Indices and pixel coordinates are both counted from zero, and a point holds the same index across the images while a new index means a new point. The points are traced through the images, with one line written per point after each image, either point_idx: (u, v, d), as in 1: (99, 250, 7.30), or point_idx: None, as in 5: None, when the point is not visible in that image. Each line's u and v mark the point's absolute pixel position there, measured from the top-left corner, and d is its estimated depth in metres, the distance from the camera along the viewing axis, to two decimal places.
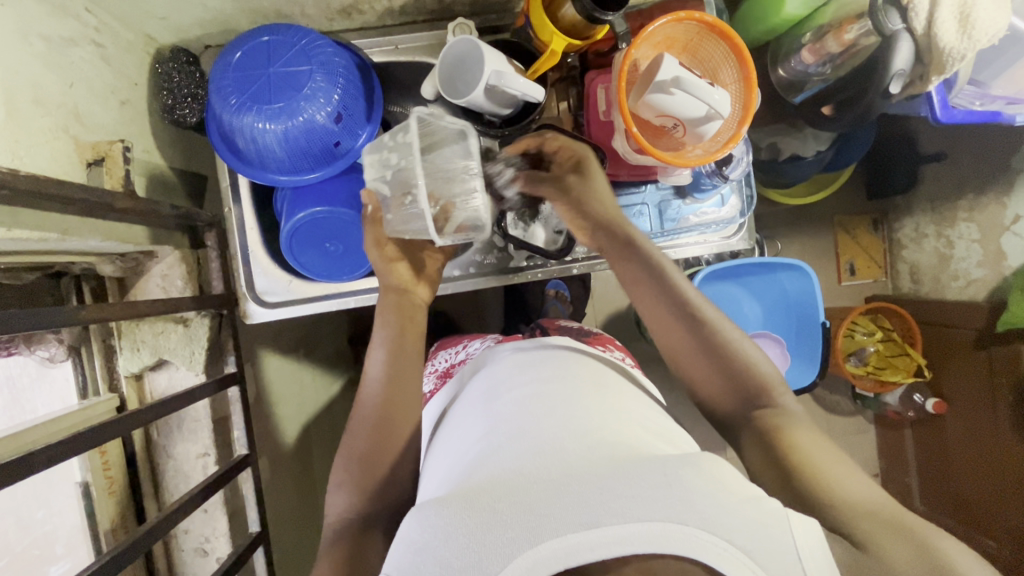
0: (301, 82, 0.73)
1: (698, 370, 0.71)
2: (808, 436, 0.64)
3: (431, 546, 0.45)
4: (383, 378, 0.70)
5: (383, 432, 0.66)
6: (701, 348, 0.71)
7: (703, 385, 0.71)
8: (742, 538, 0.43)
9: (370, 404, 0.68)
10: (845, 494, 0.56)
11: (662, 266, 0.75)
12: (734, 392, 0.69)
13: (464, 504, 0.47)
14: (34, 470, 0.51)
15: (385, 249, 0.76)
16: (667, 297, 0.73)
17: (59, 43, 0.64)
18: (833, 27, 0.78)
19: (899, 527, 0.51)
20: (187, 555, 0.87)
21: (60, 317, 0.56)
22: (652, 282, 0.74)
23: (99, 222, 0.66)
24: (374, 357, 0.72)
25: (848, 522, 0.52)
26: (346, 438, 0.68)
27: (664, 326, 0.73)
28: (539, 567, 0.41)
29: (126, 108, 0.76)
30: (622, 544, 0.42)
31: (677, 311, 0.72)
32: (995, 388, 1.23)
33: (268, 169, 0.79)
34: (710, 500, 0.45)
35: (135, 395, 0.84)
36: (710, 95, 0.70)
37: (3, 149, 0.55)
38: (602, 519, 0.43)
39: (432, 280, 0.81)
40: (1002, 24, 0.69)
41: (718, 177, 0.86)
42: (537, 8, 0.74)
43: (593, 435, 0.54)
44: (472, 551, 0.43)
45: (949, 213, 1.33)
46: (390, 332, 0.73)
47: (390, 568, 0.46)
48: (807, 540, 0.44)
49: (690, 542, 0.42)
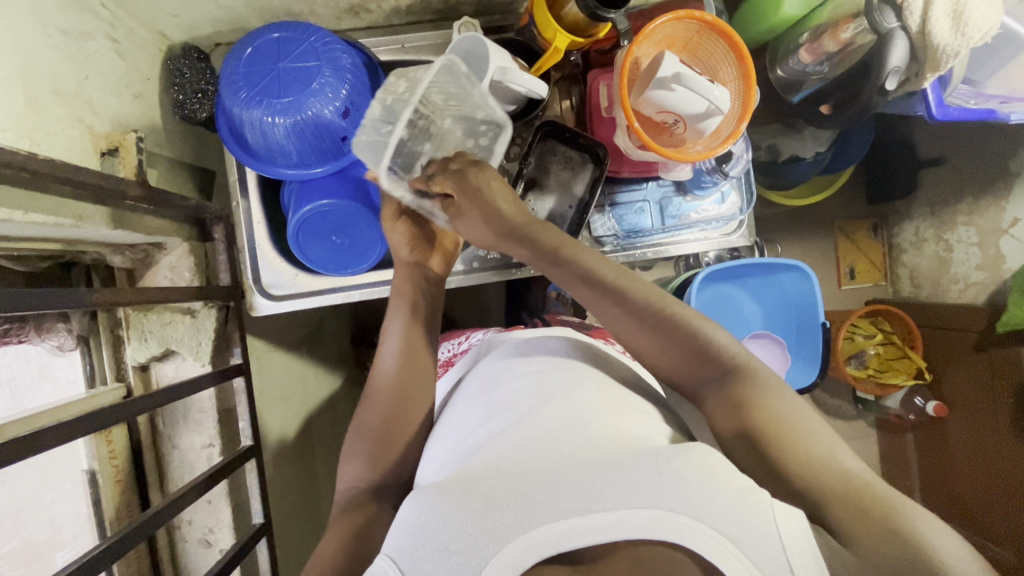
0: (309, 78, 0.75)
1: (655, 353, 0.64)
2: (787, 394, 0.58)
3: (427, 529, 0.45)
4: (398, 354, 0.72)
5: (399, 406, 0.69)
6: (647, 327, 0.64)
7: (663, 364, 0.64)
8: (732, 527, 0.42)
9: (386, 377, 0.71)
10: (819, 468, 0.51)
11: (591, 266, 0.68)
12: (695, 365, 0.62)
13: (462, 487, 0.48)
14: (44, 447, 0.52)
15: (396, 223, 0.77)
16: (600, 293, 0.66)
17: (77, 36, 0.66)
18: (830, 27, 0.80)
19: (877, 512, 0.47)
20: (191, 546, 0.88)
21: (74, 298, 0.57)
22: (584, 287, 0.67)
23: (111, 211, 0.68)
24: (391, 331, 0.74)
25: (824, 512, 0.49)
26: (360, 411, 0.70)
27: (606, 318, 0.66)
28: (531, 551, 0.43)
29: (138, 102, 0.78)
30: (613, 530, 0.43)
31: (611, 301, 0.65)
32: (995, 389, 1.24)
33: (276, 163, 0.81)
34: (701, 491, 0.44)
35: (141, 384, 0.85)
36: (710, 90, 0.72)
37: (22, 137, 0.57)
38: (594, 505, 0.44)
39: (448, 253, 0.81)
40: (994, 21, 0.72)
41: (718, 174, 0.88)
42: (541, 7, 0.75)
43: (588, 428, 0.54)
44: (468, 534, 0.44)
45: (948, 217, 1.34)
46: (404, 308, 0.75)
47: (387, 548, 0.47)
48: (792, 532, 0.43)
49: (680, 530, 0.42)
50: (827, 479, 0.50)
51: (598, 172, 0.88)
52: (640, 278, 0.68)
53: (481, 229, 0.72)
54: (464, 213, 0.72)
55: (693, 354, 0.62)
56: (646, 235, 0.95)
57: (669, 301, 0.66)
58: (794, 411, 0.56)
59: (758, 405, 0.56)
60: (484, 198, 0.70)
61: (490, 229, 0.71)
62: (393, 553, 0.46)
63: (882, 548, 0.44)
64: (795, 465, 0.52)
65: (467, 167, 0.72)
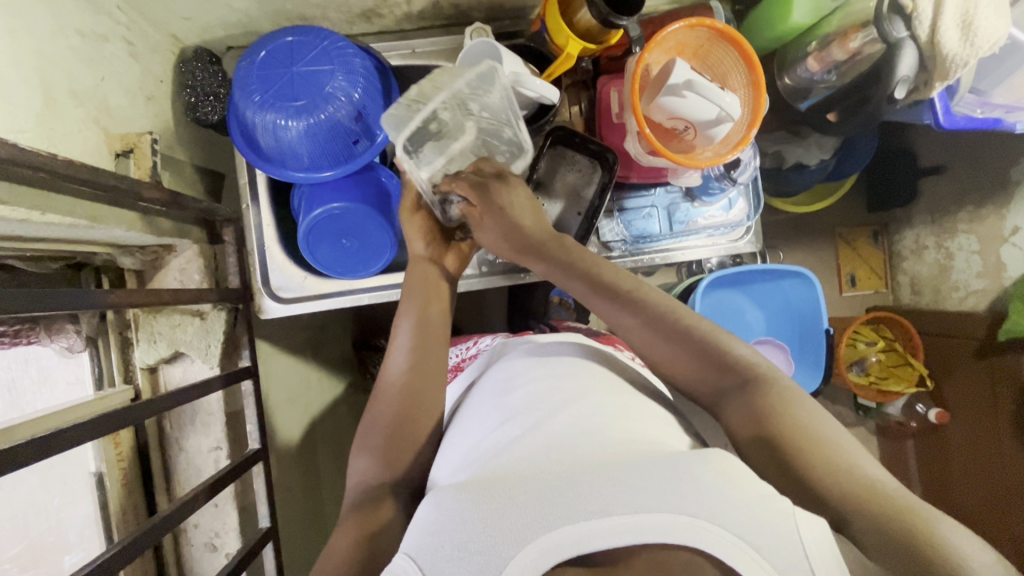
0: (323, 82, 0.75)
1: (665, 358, 0.64)
2: (806, 403, 0.57)
3: (446, 529, 0.45)
4: (410, 350, 0.71)
5: (410, 403, 0.68)
6: (660, 335, 0.65)
7: (677, 373, 0.64)
8: (752, 534, 0.42)
9: (396, 375, 0.70)
10: (839, 474, 0.51)
11: (604, 277, 0.70)
12: (712, 375, 0.62)
13: (481, 489, 0.47)
14: (58, 449, 0.51)
15: (416, 215, 0.80)
16: (615, 303, 0.67)
17: (94, 38, 0.66)
18: (839, 36, 0.81)
19: (902, 518, 0.47)
20: (196, 550, 0.87)
21: (88, 299, 0.57)
22: (594, 294, 0.69)
23: (125, 212, 0.68)
24: (402, 328, 0.73)
25: (847, 520, 0.49)
26: (371, 407, 0.70)
27: (620, 327, 0.67)
28: (551, 552, 0.42)
29: (152, 104, 0.78)
30: (632, 533, 0.43)
31: (627, 310, 0.67)
32: (996, 397, 1.24)
33: (288, 166, 0.81)
34: (719, 495, 0.44)
35: (149, 387, 0.85)
36: (722, 97, 0.73)
37: (40, 137, 0.57)
38: (613, 508, 0.44)
39: (463, 255, 0.83)
40: (1002, 32, 0.73)
41: (726, 180, 0.89)
42: (554, 13, 0.76)
43: (606, 433, 0.54)
44: (488, 534, 0.43)
45: (948, 224, 1.35)
46: (417, 305, 0.75)
47: (405, 547, 0.46)
48: (812, 536, 0.43)
49: (699, 534, 0.42)
50: (849, 485, 0.50)
51: (607, 177, 0.88)
52: (652, 286, 0.69)
53: (501, 241, 0.75)
54: (479, 220, 0.75)
55: (710, 363, 0.63)
56: (653, 240, 0.95)
57: (679, 309, 0.67)
58: (814, 420, 0.56)
59: (782, 413, 0.56)
60: (506, 211, 0.74)
61: (510, 241, 0.75)
62: (412, 551, 0.45)
63: (900, 551, 0.45)
64: (820, 475, 0.51)
65: (489, 180, 0.75)
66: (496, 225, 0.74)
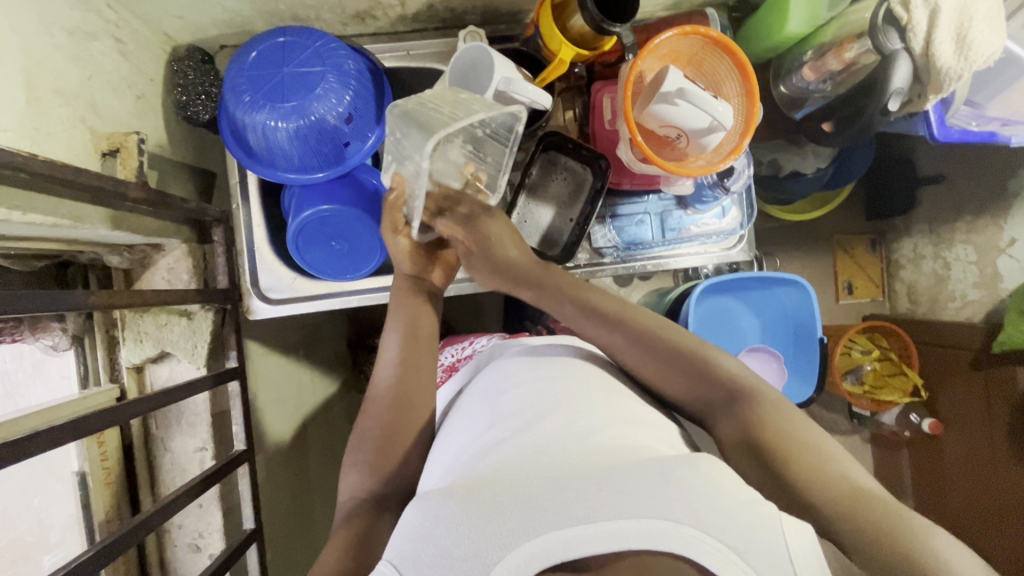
0: (313, 83, 0.75)
1: (654, 375, 0.64)
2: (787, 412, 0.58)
3: (433, 534, 0.43)
4: (397, 362, 0.73)
5: (397, 416, 0.69)
6: (649, 353, 0.65)
7: (673, 390, 0.63)
8: (738, 539, 0.41)
9: (384, 387, 0.71)
10: (824, 479, 0.52)
11: (591, 300, 0.72)
12: (701, 391, 0.62)
13: (468, 494, 0.46)
14: (41, 450, 0.51)
15: (397, 237, 0.78)
16: (603, 325, 0.69)
17: (82, 36, 0.66)
18: (834, 46, 0.82)
19: (875, 515, 0.48)
20: (180, 550, 0.88)
21: (73, 301, 0.57)
22: (585, 318, 0.71)
23: (108, 210, 0.67)
24: (390, 340, 0.75)
25: (834, 529, 0.49)
26: (360, 419, 0.71)
27: (609, 347, 0.68)
28: (536, 557, 0.41)
29: (141, 102, 0.78)
30: (617, 539, 0.41)
31: (617, 330, 0.68)
32: (992, 409, 1.23)
33: (278, 166, 0.81)
34: (705, 500, 0.43)
35: (135, 385, 0.84)
36: (713, 106, 0.72)
37: (23, 136, 0.57)
38: (598, 514, 0.42)
39: (447, 268, 0.83)
40: (997, 46, 0.73)
41: (720, 188, 0.87)
42: (548, 18, 0.76)
43: (595, 437, 0.52)
44: (471, 539, 0.42)
45: (946, 234, 1.34)
46: (406, 318, 0.76)
47: (389, 554, 0.45)
48: (800, 548, 0.42)
49: (684, 541, 0.41)
50: (833, 491, 0.51)
51: (599, 183, 0.88)
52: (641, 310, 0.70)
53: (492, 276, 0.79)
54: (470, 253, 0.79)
55: (697, 378, 0.62)
56: (646, 247, 0.95)
57: (672, 333, 0.67)
58: (799, 430, 0.56)
59: (768, 427, 0.56)
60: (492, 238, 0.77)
61: (499, 273, 0.78)
62: (396, 558, 0.44)
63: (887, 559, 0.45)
64: (802, 475, 0.52)
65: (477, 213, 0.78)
66: (483, 258, 0.78)
